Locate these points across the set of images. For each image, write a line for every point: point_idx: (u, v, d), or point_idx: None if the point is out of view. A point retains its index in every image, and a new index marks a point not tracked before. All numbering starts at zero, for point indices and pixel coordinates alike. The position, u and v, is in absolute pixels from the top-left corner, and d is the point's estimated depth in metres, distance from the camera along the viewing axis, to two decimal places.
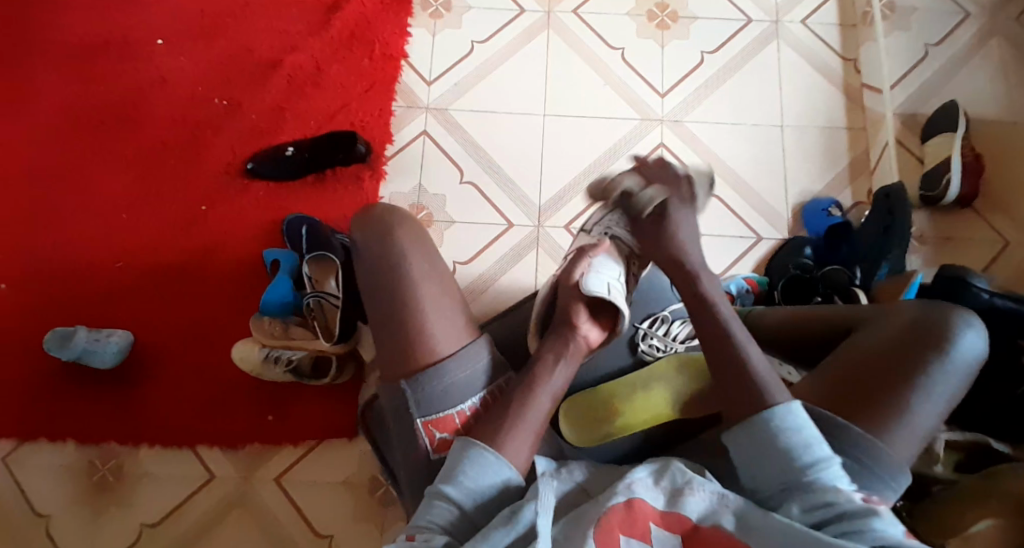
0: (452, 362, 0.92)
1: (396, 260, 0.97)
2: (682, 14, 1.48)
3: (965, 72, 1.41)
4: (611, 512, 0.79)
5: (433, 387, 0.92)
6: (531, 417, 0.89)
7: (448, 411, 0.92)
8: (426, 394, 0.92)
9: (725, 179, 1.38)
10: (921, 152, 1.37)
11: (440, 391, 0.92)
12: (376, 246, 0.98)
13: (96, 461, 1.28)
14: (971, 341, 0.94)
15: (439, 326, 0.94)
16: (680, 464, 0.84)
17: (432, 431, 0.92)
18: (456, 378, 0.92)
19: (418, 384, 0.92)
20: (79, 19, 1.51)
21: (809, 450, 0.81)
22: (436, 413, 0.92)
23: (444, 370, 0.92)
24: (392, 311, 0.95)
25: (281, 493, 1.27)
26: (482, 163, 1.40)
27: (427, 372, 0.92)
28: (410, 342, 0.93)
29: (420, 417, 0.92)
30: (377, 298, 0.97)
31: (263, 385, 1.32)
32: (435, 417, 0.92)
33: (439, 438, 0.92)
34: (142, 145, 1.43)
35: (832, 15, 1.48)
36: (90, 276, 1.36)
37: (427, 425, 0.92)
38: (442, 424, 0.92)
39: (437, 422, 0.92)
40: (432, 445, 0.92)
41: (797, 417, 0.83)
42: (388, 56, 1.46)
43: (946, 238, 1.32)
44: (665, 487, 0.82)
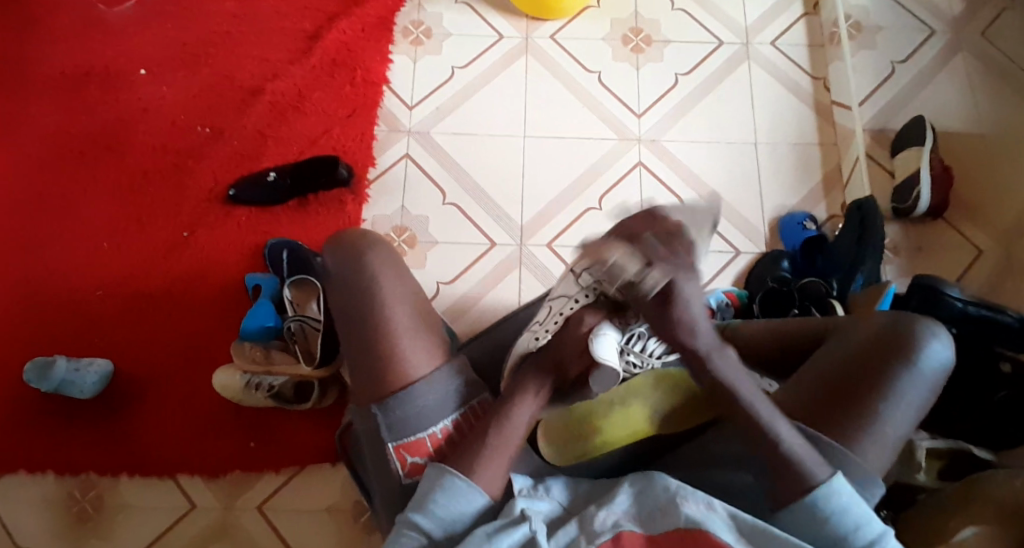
0: (422, 385, 0.93)
1: (368, 282, 0.99)
2: (656, 38, 1.52)
3: (931, 88, 1.45)
4: (598, 546, 0.80)
5: (404, 412, 0.92)
6: (503, 442, 0.90)
7: (419, 435, 0.93)
8: (396, 418, 0.92)
9: (702, 196, 1.40)
10: (892, 165, 1.40)
11: (411, 416, 0.92)
12: (348, 269, 1.00)
13: (76, 492, 1.26)
14: (936, 349, 0.94)
15: (411, 349, 0.95)
16: (662, 478, 0.85)
17: (404, 455, 0.93)
18: (427, 401, 0.93)
19: (389, 407, 0.92)
20: (62, 50, 1.53)
21: (862, 531, 0.82)
22: (407, 437, 0.92)
23: (414, 393, 0.93)
24: (364, 335, 0.96)
25: (264, 521, 1.25)
26: (462, 184, 1.41)
27: (397, 396, 0.93)
28: (383, 365, 0.95)
29: (391, 442, 0.93)
30: (349, 323, 0.98)
31: (245, 412, 1.31)
32: (406, 441, 0.92)
33: (411, 462, 0.93)
34: (124, 173, 1.43)
35: (801, 37, 1.52)
36: (70, 304, 1.35)
37: (400, 450, 0.93)
38: (413, 448, 0.92)
39: (409, 445, 0.92)
40: (405, 469, 0.93)
41: (844, 494, 0.82)
42: (369, 82, 1.49)
43: (917, 249, 1.35)
44: (651, 510, 0.83)
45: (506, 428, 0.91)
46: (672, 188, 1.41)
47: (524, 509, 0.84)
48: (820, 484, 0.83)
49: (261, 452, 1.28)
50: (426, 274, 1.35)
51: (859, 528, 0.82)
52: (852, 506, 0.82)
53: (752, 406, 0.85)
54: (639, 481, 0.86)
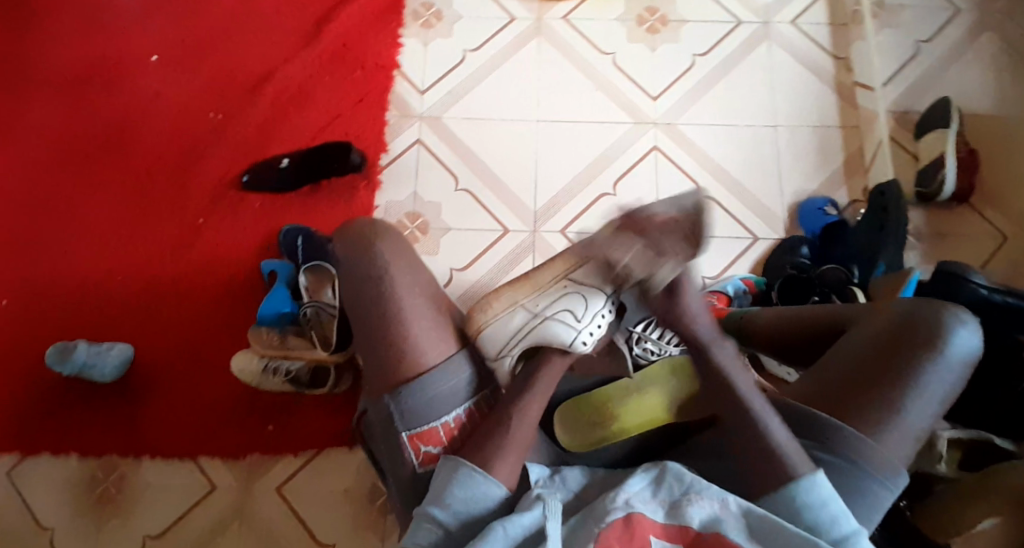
0: (434, 375, 0.94)
1: (379, 271, 0.98)
2: (671, 18, 1.49)
3: (958, 67, 1.41)
4: (610, 527, 0.80)
5: (417, 401, 0.93)
6: (518, 435, 0.90)
7: (432, 424, 0.94)
8: (409, 407, 0.93)
9: (719, 180, 1.38)
10: (915, 148, 1.37)
11: (423, 405, 0.93)
12: (359, 258, 1.00)
13: (100, 474, 1.29)
14: (963, 338, 0.93)
15: (422, 337, 0.96)
16: (677, 468, 0.85)
17: (418, 445, 0.94)
18: (440, 391, 0.94)
19: (401, 396, 0.93)
20: (78, 37, 1.54)
21: (837, 525, 0.82)
22: (420, 426, 0.93)
23: (426, 382, 0.93)
24: (375, 324, 0.97)
25: (281, 504, 1.28)
26: (474, 169, 1.41)
27: (410, 386, 0.93)
28: (394, 354, 0.95)
29: (404, 431, 0.94)
30: (361, 312, 0.98)
31: (263, 397, 1.33)
32: (419, 430, 0.93)
33: (424, 451, 0.94)
34: (142, 159, 1.45)
35: (822, 15, 1.48)
36: (92, 290, 1.37)
37: (413, 439, 0.94)
38: (426, 437, 0.94)
39: (422, 435, 0.93)
40: (418, 458, 0.94)
41: (825, 490, 0.83)
42: (382, 66, 1.48)
43: (940, 235, 1.31)
44: (664, 499, 0.83)
45: (520, 421, 0.91)
46: (688, 173, 1.39)
47: (540, 495, 0.85)
48: (801, 477, 0.84)
49: (279, 435, 1.31)
50: (439, 261, 1.35)
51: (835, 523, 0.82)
52: (830, 500, 0.83)
53: (743, 400, 0.88)
54: (654, 469, 0.86)
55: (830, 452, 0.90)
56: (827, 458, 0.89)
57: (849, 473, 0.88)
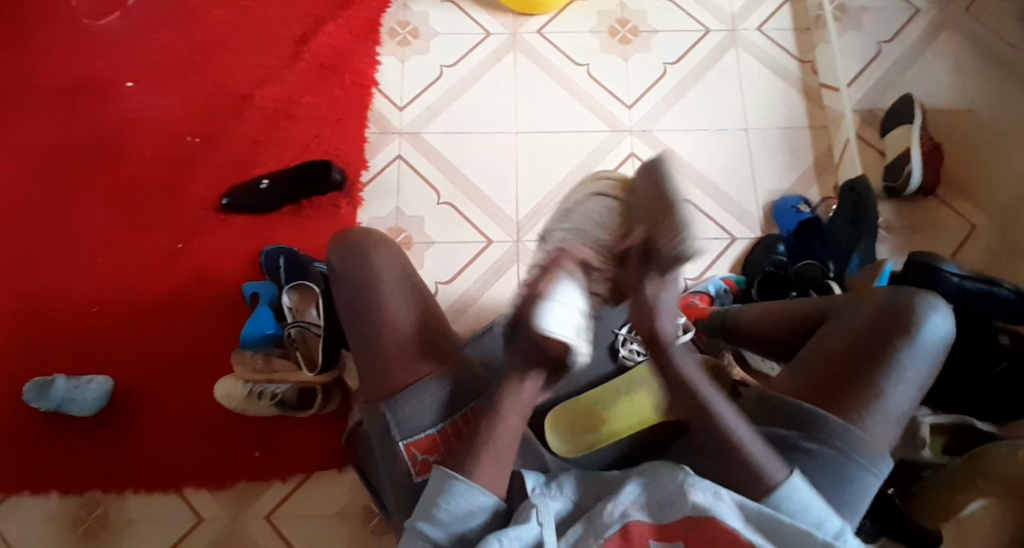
0: (428, 383, 0.92)
1: (371, 282, 0.97)
2: (643, 28, 1.52)
3: (918, 67, 1.46)
4: (609, 541, 0.81)
5: (412, 408, 0.92)
6: (504, 440, 0.88)
7: (429, 431, 0.92)
8: (405, 415, 0.92)
9: (695, 183, 1.41)
10: (881, 144, 1.41)
11: (418, 411, 0.92)
12: (350, 266, 0.99)
13: (82, 510, 1.25)
14: (937, 323, 0.94)
15: (416, 344, 0.95)
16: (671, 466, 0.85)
17: (415, 453, 0.92)
18: (436, 398, 0.92)
19: (396, 404, 0.92)
20: (45, 65, 1.51)
21: (824, 527, 0.83)
22: (416, 433, 0.92)
23: (421, 389, 0.92)
24: (368, 335, 0.96)
25: (272, 531, 1.25)
26: (456, 182, 1.41)
27: (404, 393, 0.92)
28: (388, 364, 0.94)
29: (400, 440, 0.92)
30: (352, 320, 0.97)
31: (249, 422, 1.30)
32: (415, 437, 0.92)
33: (421, 459, 0.92)
34: (114, 186, 1.42)
35: (787, 21, 1.53)
36: (66, 321, 1.34)
37: (409, 447, 0.92)
38: (422, 445, 0.92)
39: (419, 442, 0.92)
40: (415, 467, 0.92)
41: (803, 496, 0.83)
42: (358, 84, 1.48)
43: (911, 227, 1.35)
44: (656, 498, 0.83)
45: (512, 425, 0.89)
46: None
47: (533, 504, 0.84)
48: (778, 485, 0.83)
49: (267, 460, 1.28)
50: (424, 275, 1.35)
51: (823, 523, 0.83)
52: (812, 501, 0.83)
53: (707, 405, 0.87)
54: (649, 468, 0.86)
55: (817, 442, 0.91)
56: (814, 448, 0.91)
57: (838, 462, 0.90)
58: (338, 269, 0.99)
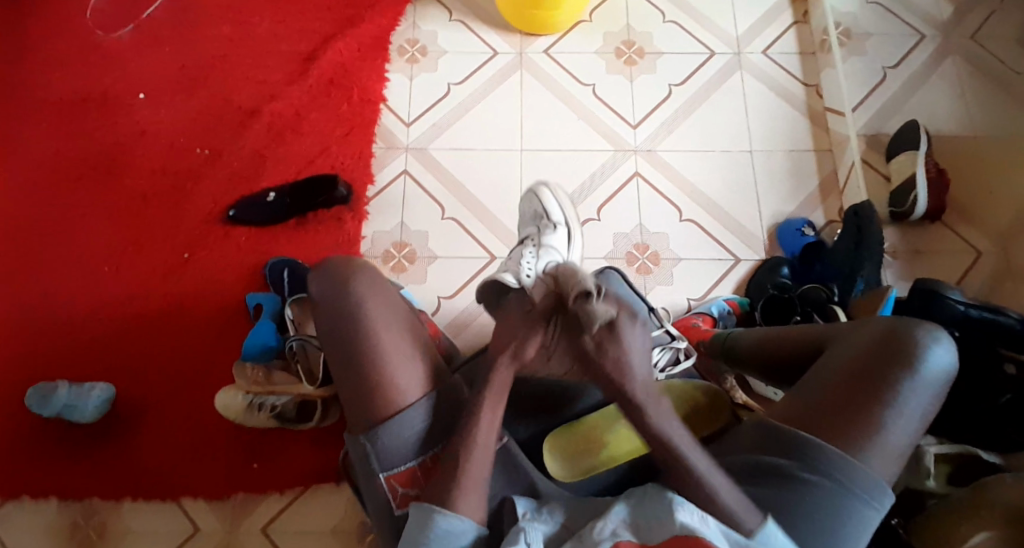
0: (408, 414, 0.92)
1: (355, 306, 0.96)
2: (648, 50, 1.53)
3: (923, 93, 1.46)
4: None
5: (392, 441, 0.92)
6: (478, 471, 0.89)
7: (407, 465, 0.93)
8: (386, 447, 0.92)
9: (698, 205, 1.41)
10: (887, 170, 1.41)
11: (399, 445, 0.92)
12: (335, 295, 0.96)
13: (79, 519, 1.25)
14: (939, 355, 0.93)
15: (399, 378, 0.94)
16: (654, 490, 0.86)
17: (394, 485, 0.93)
18: (415, 431, 0.93)
19: (376, 437, 0.92)
20: (59, 77, 1.53)
21: None
22: (395, 466, 0.93)
23: (400, 422, 0.92)
24: (353, 360, 0.94)
25: (268, 544, 1.24)
26: (461, 198, 1.42)
27: (386, 424, 0.92)
28: (372, 392, 0.93)
29: (380, 472, 0.93)
30: (336, 347, 0.96)
31: (248, 433, 1.30)
32: (395, 471, 0.93)
33: (401, 492, 0.93)
34: (122, 197, 1.44)
35: (791, 46, 1.54)
36: (70, 330, 1.35)
37: (390, 479, 0.93)
38: (402, 477, 0.93)
39: (398, 474, 0.93)
40: (395, 500, 0.93)
41: (778, 539, 0.84)
42: (366, 100, 1.50)
43: (916, 252, 1.35)
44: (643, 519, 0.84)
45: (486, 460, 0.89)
46: (668, 197, 1.41)
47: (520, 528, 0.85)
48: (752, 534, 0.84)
49: (265, 472, 1.28)
50: (427, 289, 1.36)
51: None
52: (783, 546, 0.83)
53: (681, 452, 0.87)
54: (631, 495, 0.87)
55: (814, 473, 0.90)
56: (812, 478, 0.90)
57: (836, 493, 0.89)
58: (318, 295, 0.97)
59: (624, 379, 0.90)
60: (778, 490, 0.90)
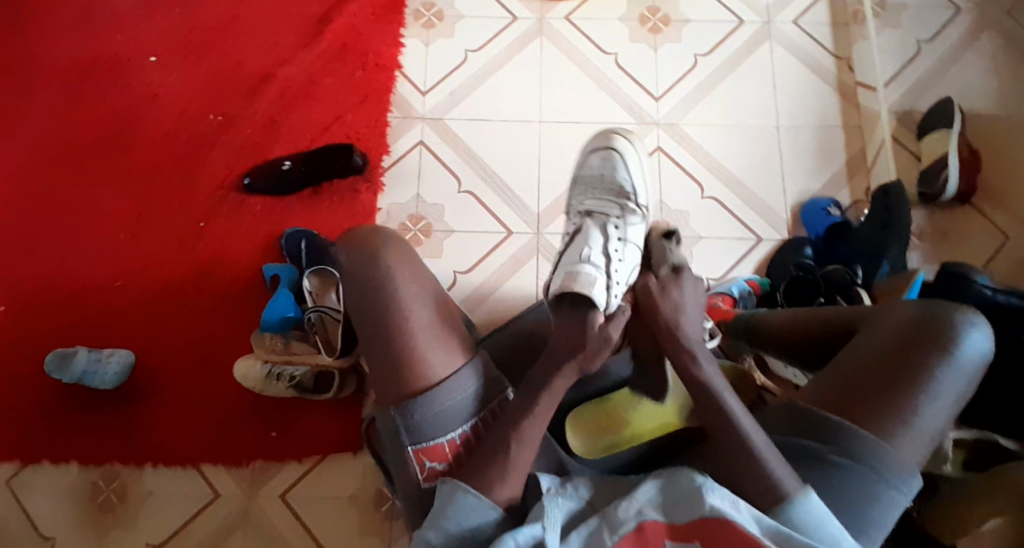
0: (441, 390, 0.91)
1: (382, 282, 0.94)
2: (673, 18, 1.48)
3: (958, 68, 1.41)
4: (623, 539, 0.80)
5: (424, 414, 0.91)
6: (522, 455, 0.87)
7: (438, 440, 0.91)
8: (417, 422, 0.91)
9: (721, 181, 1.38)
10: (918, 148, 1.37)
11: (432, 418, 0.91)
12: (361, 270, 0.95)
13: (100, 482, 1.27)
14: (975, 340, 0.91)
15: (429, 352, 0.92)
16: (683, 472, 0.83)
17: (423, 460, 0.92)
18: (448, 405, 0.91)
19: (408, 411, 0.91)
20: (71, 38, 1.51)
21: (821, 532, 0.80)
22: (425, 441, 0.91)
23: (434, 397, 0.91)
24: (381, 338, 0.93)
25: (285, 510, 1.26)
26: (478, 170, 1.40)
27: (418, 399, 0.91)
28: (401, 367, 0.92)
29: (410, 445, 0.91)
30: (363, 323, 0.95)
31: (265, 403, 1.31)
32: (425, 445, 0.91)
33: (429, 467, 0.92)
34: (137, 162, 1.43)
35: (823, 15, 1.48)
36: (89, 296, 1.35)
37: (419, 454, 0.91)
38: (432, 453, 0.92)
39: (428, 450, 0.91)
40: (422, 474, 0.92)
41: (820, 509, 0.81)
42: (382, 67, 1.46)
43: (944, 234, 1.32)
44: (670, 498, 0.82)
45: (521, 440, 0.87)
46: (690, 172, 1.38)
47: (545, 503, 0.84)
48: (789, 497, 0.81)
49: (282, 441, 1.29)
50: (443, 263, 1.34)
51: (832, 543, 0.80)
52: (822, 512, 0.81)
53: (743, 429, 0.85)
54: (663, 472, 0.84)
55: (846, 456, 0.87)
56: (844, 462, 0.87)
57: (867, 478, 0.86)
58: (346, 269, 0.95)
59: (673, 328, 0.90)
60: (806, 473, 0.88)
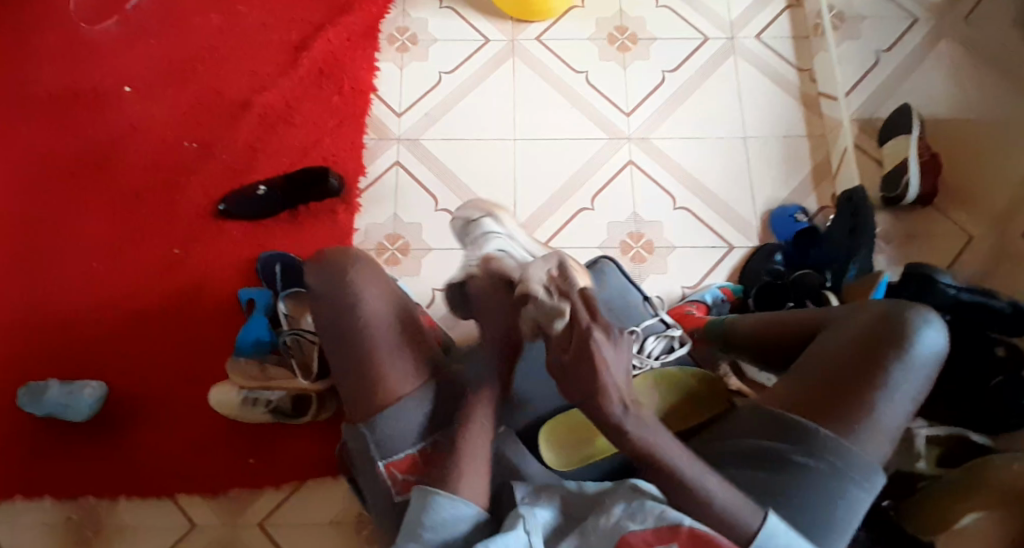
0: (409, 404, 0.91)
1: (350, 300, 0.94)
2: (642, 36, 1.52)
3: (917, 75, 1.45)
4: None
5: (392, 427, 0.91)
6: (475, 463, 0.88)
7: (408, 451, 0.91)
8: (387, 435, 0.91)
9: (692, 191, 1.40)
10: (879, 154, 1.40)
11: (400, 430, 0.91)
12: (330, 289, 0.95)
13: (74, 516, 1.24)
14: (930, 338, 0.91)
15: (399, 367, 0.92)
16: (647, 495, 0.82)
17: (394, 472, 0.91)
18: (416, 418, 0.91)
19: (378, 426, 0.91)
20: (42, 68, 1.50)
21: None
22: (396, 453, 0.91)
23: (402, 410, 0.91)
24: (351, 354, 0.93)
25: (266, 538, 1.24)
26: (455, 190, 1.40)
27: (387, 413, 0.91)
28: (371, 383, 0.92)
29: (380, 460, 0.91)
30: (335, 339, 0.94)
31: (243, 429, 1.29)
32: (396, 457, 0.91)
33: (401, 479, 0.91)
34: (110, 189, 1.42)
35: (785, 30, 1.53)
36: (61, 326, 1.33)
37: (390, 467, 0.91)
38: (403, 464, 0.91)
39: (399, 461, 0.91)
40: (395, 486, 0.91)
41: (779, 538, 0.81)
42: (356, 90, 1.47)
43: (908, 237, 1.35)
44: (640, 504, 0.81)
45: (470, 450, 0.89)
46: (663, 185, 1.41)
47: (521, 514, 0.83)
48: (755, 532, 0.81)
49: (261, 467, 1.27)
50: (422, 282, 1.34)
51: None
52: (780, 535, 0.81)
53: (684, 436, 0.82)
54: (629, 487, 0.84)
55: (807, 456, 0.88)
56: (805, 462, 0.88)
57: (829, 476, 0.88)
58: (315, 288, 0.95)
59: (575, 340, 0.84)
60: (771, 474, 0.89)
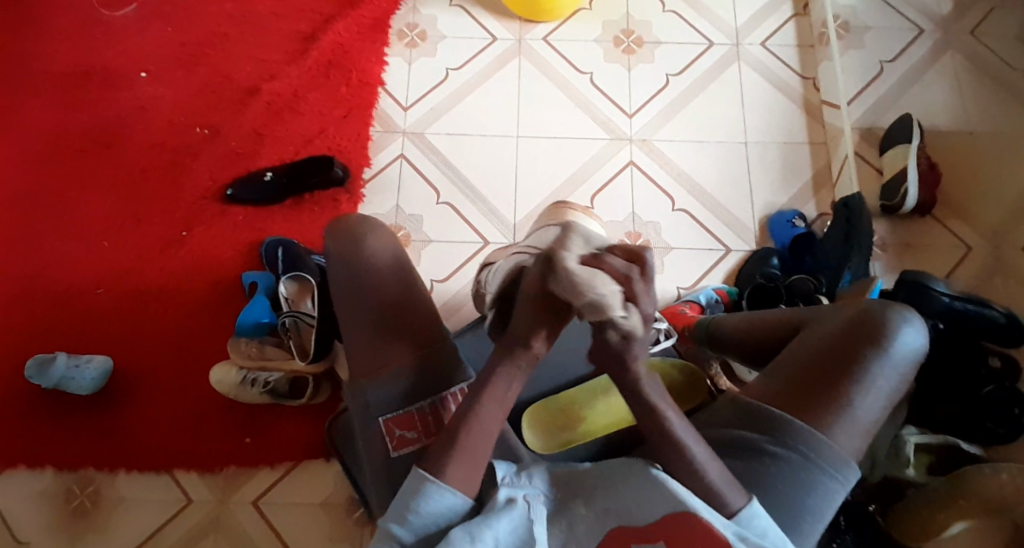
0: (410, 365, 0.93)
1: (364, 269, 0.98)
2: (647, 39, 1.54)
3: (919, 87, 1.46)
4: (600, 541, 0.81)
5: (394, 386, 0.93)
6: (476, 440, 0.84)
7: (409, 409, 0.92)
8: (387, 392, 0.93)
9: (690, 193, 1.42)
10: (880, 163, 1.41)
11: (401, 391, 0.93)
12: (345, 257, 0.99)
13: (74, 487, 1.28)
14: (908, 337, 0.91)
15: (400, 335, 0.95)
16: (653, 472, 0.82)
17: (393, 429, 0.91)
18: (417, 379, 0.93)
19: (378, 381, 0.93)
20: (63, 54, 1.56)
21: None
22: (395, 411, 0.92)
23: (403, 370, 0.93)
24: (358, 320, 0.96)
25: (257, 516, 1.27)
26: (458, 184, 1.43)
27: (386, 374, 0.93)
28: (372, 348, 0.95)
29: (381, 415, 0.92)
30: (345, 306, 0.98)
31: (240, 408, 1.32)
32: (396, 414, 0.92)
33: (399, 436, 0.91)
34: (123, 172, 1.46)
35: (790, 37, 1.54)
36: (70, 302, 1.37)
37: (389, 424, 0.92)
38: (402, 423, 0.91)
39: (398, 419, 0.92)
40: (391, 442, 0.91)
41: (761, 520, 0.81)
42: (364, 83, 1.51)
43: (906, 245, 1.35)
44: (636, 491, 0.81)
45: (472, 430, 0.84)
46: (662, 186, 1.42)
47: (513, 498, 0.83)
48: (737, 514, 0.80)
49: (256, 446, 1.30)
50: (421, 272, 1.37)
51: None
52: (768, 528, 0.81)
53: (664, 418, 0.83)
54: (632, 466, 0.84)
55: (782, 447, 0.88)
56: (778, 452, 0.88)
57: (801, 467, 0.88)
58: (331, 257, 0.99)
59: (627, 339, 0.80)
60: (743, 463, 0.90)
